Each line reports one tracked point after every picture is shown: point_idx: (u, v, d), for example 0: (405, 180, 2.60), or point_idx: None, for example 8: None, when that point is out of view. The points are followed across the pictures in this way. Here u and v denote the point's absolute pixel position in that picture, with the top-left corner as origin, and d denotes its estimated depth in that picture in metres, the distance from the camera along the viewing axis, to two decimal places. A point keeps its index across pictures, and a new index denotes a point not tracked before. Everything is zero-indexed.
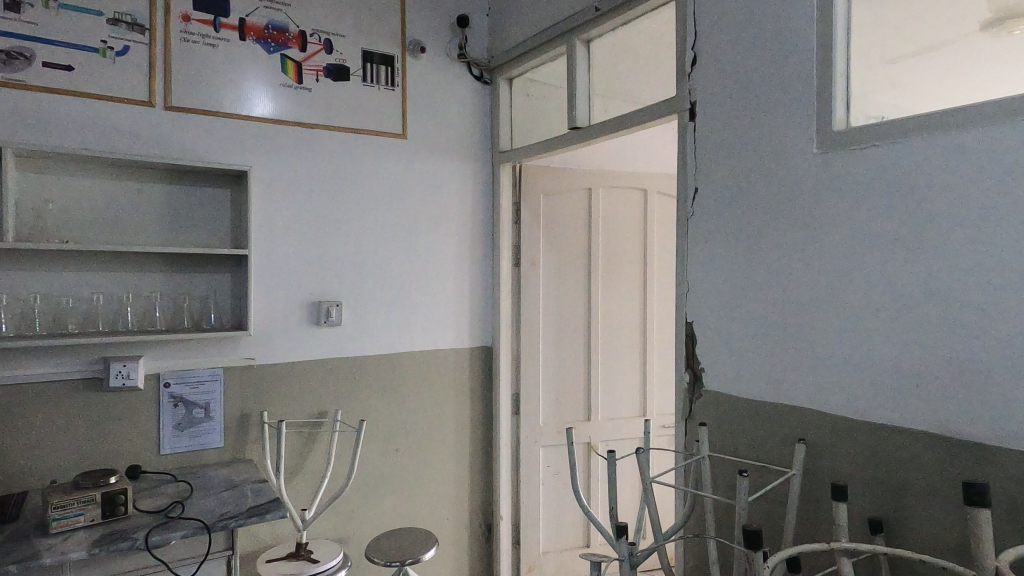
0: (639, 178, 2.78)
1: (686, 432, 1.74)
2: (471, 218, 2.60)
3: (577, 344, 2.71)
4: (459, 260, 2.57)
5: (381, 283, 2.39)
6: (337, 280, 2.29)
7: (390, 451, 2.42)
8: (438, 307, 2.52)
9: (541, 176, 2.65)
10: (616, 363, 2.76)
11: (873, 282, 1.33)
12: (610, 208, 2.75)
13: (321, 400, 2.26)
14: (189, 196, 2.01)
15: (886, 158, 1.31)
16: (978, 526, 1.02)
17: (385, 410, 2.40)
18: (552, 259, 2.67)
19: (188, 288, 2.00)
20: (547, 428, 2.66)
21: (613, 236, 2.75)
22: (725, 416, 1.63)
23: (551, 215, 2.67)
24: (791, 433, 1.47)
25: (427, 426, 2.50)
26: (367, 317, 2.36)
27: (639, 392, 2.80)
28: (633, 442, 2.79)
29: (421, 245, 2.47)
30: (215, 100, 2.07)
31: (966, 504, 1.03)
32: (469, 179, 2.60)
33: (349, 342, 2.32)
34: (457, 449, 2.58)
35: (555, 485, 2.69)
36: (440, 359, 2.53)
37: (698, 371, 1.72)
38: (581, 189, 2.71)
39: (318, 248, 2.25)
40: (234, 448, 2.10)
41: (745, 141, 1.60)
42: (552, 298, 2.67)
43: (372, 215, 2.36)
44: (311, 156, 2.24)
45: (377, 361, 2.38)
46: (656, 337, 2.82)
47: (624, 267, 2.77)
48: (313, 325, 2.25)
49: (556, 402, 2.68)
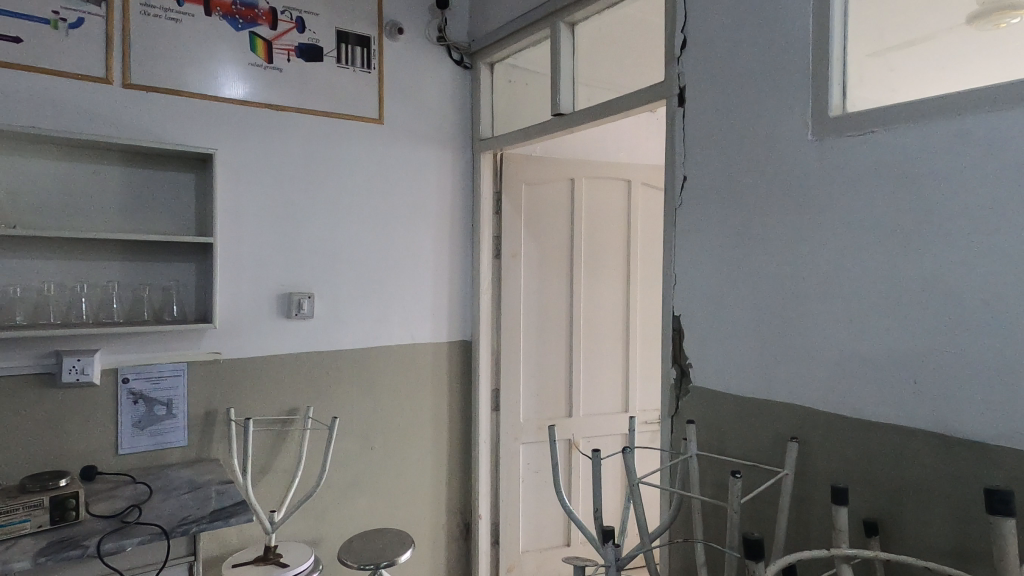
0: (623, 169, 2.71)
1: (672, 430, 1.68)
2: (451, 207, 2.51)
3: (559, 338, 2.64)
4: (437, 251, 2.48)
5: (356, 273, 2.29)
6: (309, 270, 2.19)
7: (365, 449, 2.33)
8: (416, 300, 2.43)
9: (523, 165, 2.56)
10: (598, 357, 2.69)
11: (871, 274, 1.28)
12: (593, 199, 2.68)
13: (292, 396, 2.16)
14: (149, 179, 1.89)
15: (884, 145, 1.26)
16: (1002, 535, 0.96)
17: (359, 407, 2.31)
18: (534, 251, 2.60)
19: (147, 277, 1.89)
20: (528, 425, 2.59)
21: (596, 228, 2.69)
22: (714, 414, 1.58)
23: (533, 206, 2.59)
24: (782, 431, 1.42)
25: (404, 424, 2.41)
26: (341, 310, 2.26)
27: (622, 388, 2.74)
28: (616, 439, 2.73)
29: (398, 235, 2.38)
30: (178, 78, 1.95)
31: (988, 512, 0.98)
32: (448, 167, 2.50)
33: (322, 336, 2.23)
34: (434, 447, 2.50)
35: (536, 484, 2.63)
36: (418, 354, 2.44)
37: (686, 366, 1.66)
38: (564, 179, 2.64)
39: (289, 238, 2.15)
40: (198, 447, 1.99)
41: (737, 128, 1.54)
42: (534, 291, 2.60)
43: (346, 203, 2.26)
44: (282, 141, 2.13)
45: (352, 355, 2.29)
46: (640, 332, 2.76)
47: (608, 260, 2.71)
48: (283, 318, 2.14)
49: (537, 398, 2.61)
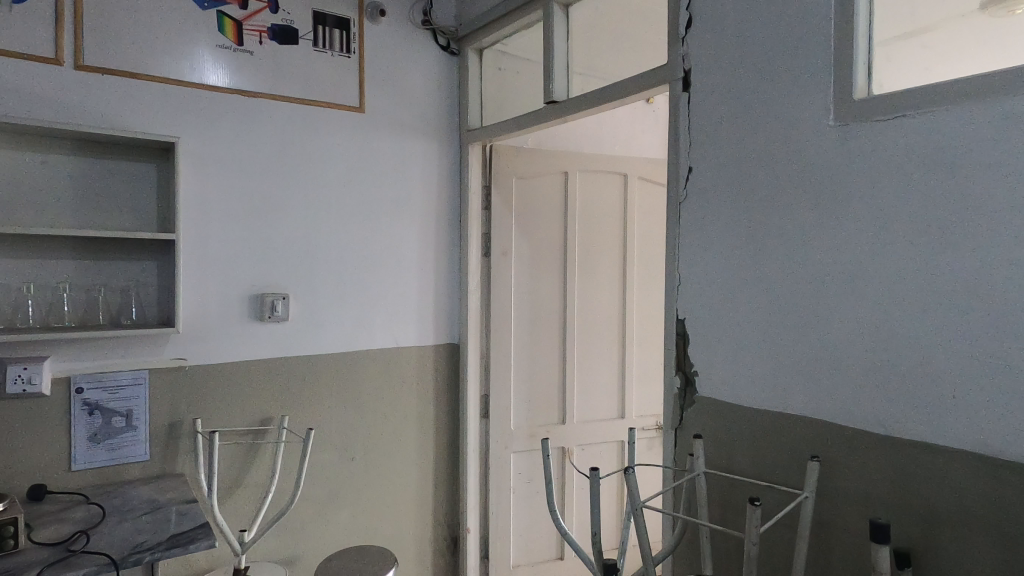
0: (619, 162, 2.57)
1: (676, 444, 1.54)
2: (437, 202, 2.36)
3: (551, 340, 2.50)
4: (422, 249, 2.33)
5: (335, 272, 2.14)
6: (284, 269, 2.04)
7: (345, 460, 2.18)
8: (400, 301, 2.29)
9: (513, 158, 2.42)
10: (593, 361, 2.56)
11: (901, 274, 1.14)
12: (587, 194, 2.54)
13: (266, 405, 2.01)
14: (105, 170, 1.73)
15: (917, 130, 1.12)
16: None
17: (339, 415, 2.16)
18: (525, 248, 2.45)
19: (103, 277, 1.73)
20: (519, 433, 2.45)
21: (591, 225, 2.55)
22: (723, 427, 1.44)
23: (524, 200, 2.45)
24: (800, 447, 1.29)
25: (387, 433, 2.27)
26: (319, 312, 2.11)
27: (618, 393, 2.60)
28: (611, 446, 2.60)
29: (380, 231, 2.23)
30: (138, 60, 1.78)
31: None
32: (434, 159, 2.35)
33: (298, 339, 2.07)
34: (420, 457, 2.35)
35: (527, 494, 2.49)
36: (402, 358, 2.29)
37: (691, 375, 1.52)
38: (557, 172, 2.49)
39: (262, 235, 1.99)
40: (161, 461, 1.83)
41: (749, 113, 1.40)
42: (525, 291, 2.46)
43: (324, 197, 2.11)
44: (253, 130, 1.97)
45: (330, 359, 2.14)
46: (637, 334, 2.63)
47: (603, 258, 2.57)
48: (256, 321, 1.99)
49: (528, 404, 2.47)
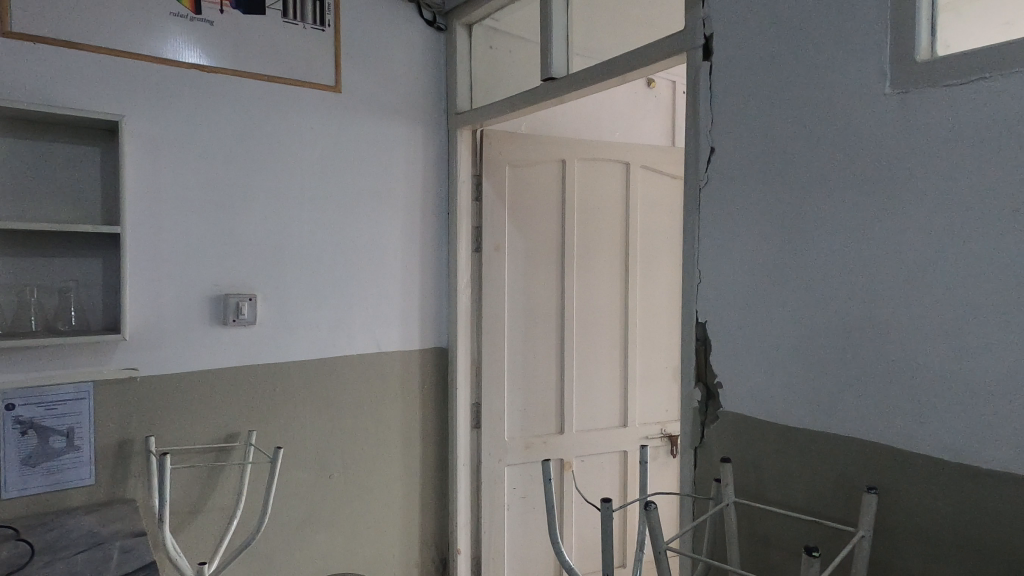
0: (621, 150, 2.38)
1: (697, 465, 1.35)
2: (423, 193, 2.15)
3: (548, 343, 2.30)
4: (407, 243, 2.12)
5: (308, 270, 1.92)
6: (250, 266, 1.82)
7: (322, 478, 1.97)
8: (382, 301, 2.07)
9: (506, 144, 2.21)
10: (593, 364, 2.36)
11: (976, 270, 0.95)
12: (586, 184, 2.34)
13: (231, 419, 1.79)
14: (38, 153, 1.51)
15: (996, 95, 0.92)
16: None
17: (315, 428, 1.95)
18: (519, 243, 2.25)
19: (37, 277, 1.50)
20: (513, 444, 2.24)
21: (590, 217, 2.35)
22: (753, 447, 1.25)
23: (518, 191, 2.24)
24: (848, 473, 1.10)
25: (369, 447, 2.06)
26: (291, 315, 1.90)
27: (620, 400, 2.41)
28: (613, 458, 2.41)
29: (360, 225, 2.01)
30: (77, 28, 1.56)
31: None
32: (419, 145, 2.14)
33: (268, 345, 1.86)
34: (405, 473, 2.14)
35: (523, 512, 2.28)
36: (384, 364, 2.08)
37: (714, 387, 1.33)
38: (553, 160, 2.29)
39: (224, 229, 1.78)
40: (109, 485, 1.62)
41: (785, 82, 1.20)
42: (519, 290, 2.25)
43: (295, 188, 1.89)
44: (213, 111, 1.75)
45: (304, 366, 1.92)
46: (640, 336, 2.43)
47: (603, 254, 2.37)
48: (218, 325, 1.77)
49: (523, 413, 2.26)
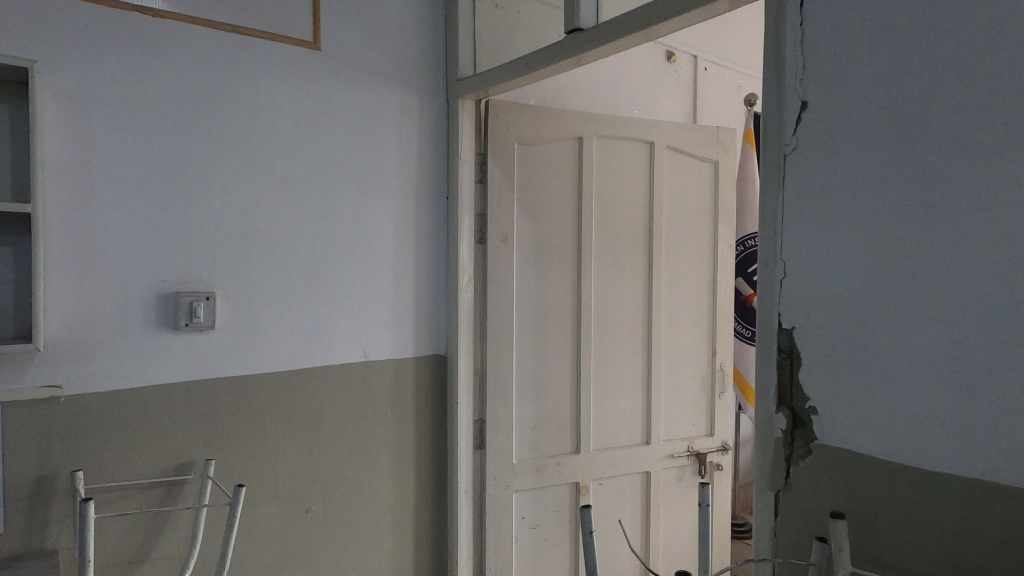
0: (644, 126, 2.07)
1: (780, 514, 1.06)
2: (417, 173, 1.82)
3: (562, 349, 1.99)
4: (398, 232, 1.79)
5: (280, 263, 1.59)
6: (206, 258, 1.49)
7: (299, 512, 1.65)
8: (370, 301, 1.75)
9: (515, 117, 1.90)
10: (613, 373, 2.05)
11: None
12: (606, 165, 2.03)
13: (184, 446, 1.46)
14: None
15: None
16: None
17: (288, 454, 1.62)
18: (529, 233, 1.94)
19: None
20: (523, 467, 1.93)
21: (610, 204, 2.04)
22: (862, 495, 0.96)
23: (528, 173, 1.93)
24: (1014, 539, 0.81)
25: (354, 475, 1.73)
26: (259, 318, 1.57)
27: (642, 414, 2.11)
28: (635, 480, 2.10)
29: (342, 211, 1.69)
30: None
31: None
32: (414, 116, 1.81)
33: (229, 355, 1.53)
34: (396, 504, 1.82)
35: (534, 545, 1.97)
36: (373, 376, 1.76)
37: (803, 413, 1.03)
38: (568, 138, 1.98)
39: (175, 213, 1.44)
40: (24, 534, 1.28)
41: (915, 14, 0.91)
42: (529, 288, 1.94)
43: (264, 165, 1.56)
44: (159, 67, 1.41)
45: (274, 380, 1.59)
46: (664, 340, 2.13)
47: (624, 247, 2.06)
48: (167, 330, 1.44)
49: (534, 431, 1.95)
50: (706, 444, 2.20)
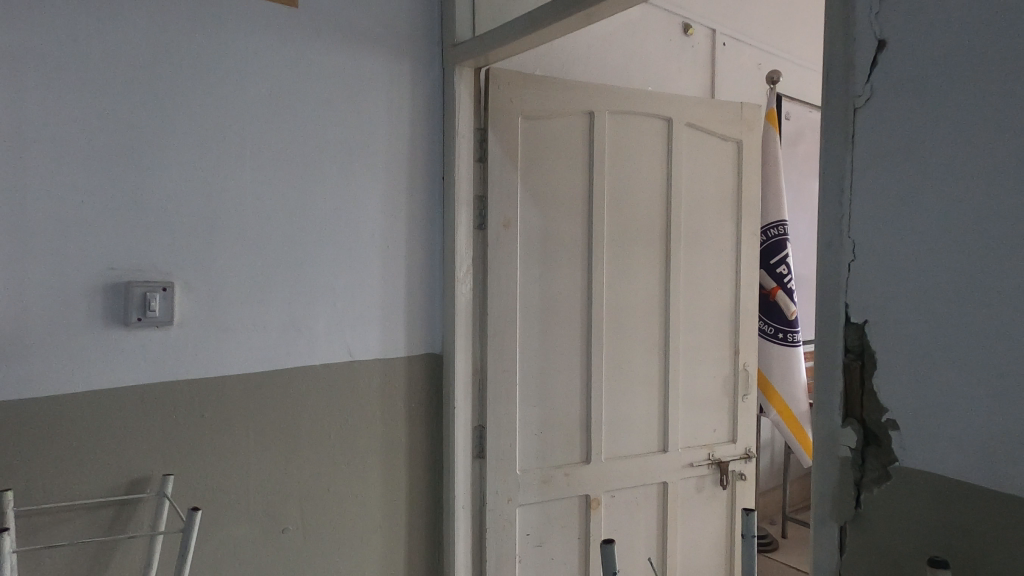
0: (662, 101, 1.87)
1: (846, 550, 0.86)
2: (409, 150, 1.63)
3: (571, 347, 1.79)
4: (388, 215, 1.60)
5: (252, 249, 1.40)
6: (164, 243, 1.29)
7: (275, 532, 1.45)
8: (356, 293, 1.55)
9: (518, 88, 1.70)
10: (627, 373, 1.86)
11: None
12: (619, 143, 1.83)
13: (138, 459, 1.27)
14: None
15: None
16: None
17: (262, 467, 1.43)
18: (535, 219, 1.74)
19: None
20: (527, 478, 1.74)
21: (624, 186, 1.84)
22: (957, 535, 0.76)
23: (533, 151, 1.73)
24: None
25: (337, 489, 1.54)
26: (226, 312, 1.37)
27: (658, 419, 1.91)
28: (651, 492, 1.91)
29: (323, 191, 1.49)
30: None
31: None
32: (405, 85, 1.61)
33: (193, 354, 1.33)
34: (385, 520, 1.63)
35: (540, 564, 1.77)
36: (359, 378, 1.56)
37: (878, 428, 0.83)
38: (578, 113, 1.78)
39: (126, 191, 1.25)
40: None
41: None
42: (534, 279, 1.74)
43: (233, 137, 1.37)
44: (106, 21, 1.22)
45: (245, 382, 1.40)
46: (683, 338, 1.94)
47: (639, 235, 1.86)
48: (118, 326, 1.25)
49: (540, 438, 1.76)
50: (728, 451, 2.01)
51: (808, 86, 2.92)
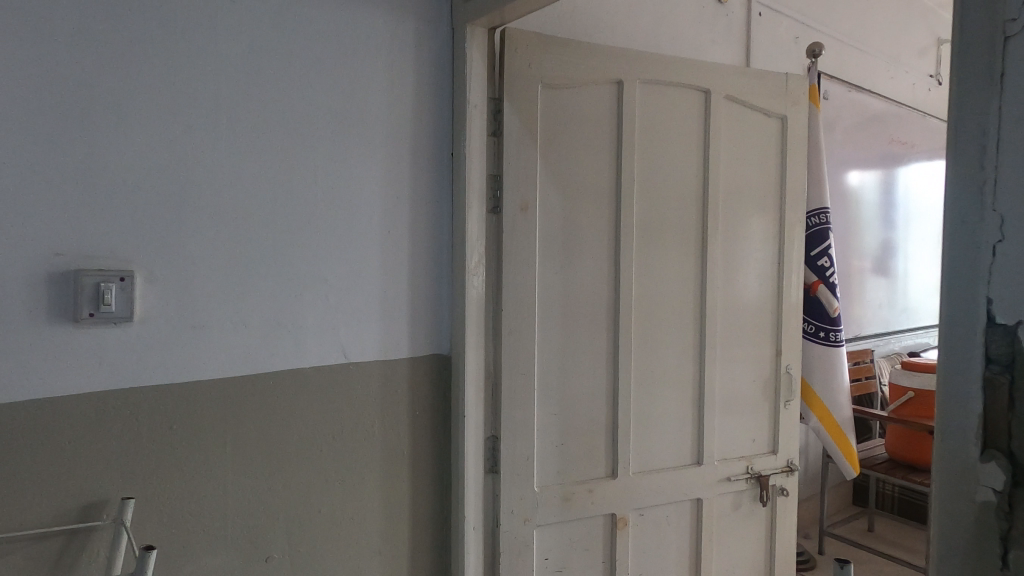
0: (698, 70, 1.66)
1: None
2: (413, 122, 1.42)
3: (596, 347, 1.59)
4: (389, 196, 1.39)
5: (230, 234, 1.20)
6: (123, 226, 1.10)
7: (258, 561, 1.26)
8: (352, 286, 1.35)
9: (538, 52, 1.49)
10: (657, 377, 1.65)
11: None
12: (650, 117, 1.62)
13: (93, 479, 1.08)
14: None
15: None
16: None
17: (242, 487, 1.23)
18: (556, 202, 1.53)
19: None
20: (546, 496, 1.54)
21: (655, 166, 1.63)
22: None
23: (554, 125, 1.52)
24: None
25: (331, 511, 1.34)
26: (200, 306, 1.17)
27: (692, 429, 1.71)
28: (684, 509, 1.70)
29: (313, 167, 1.29)
30: None
31: None
32: (407, 47, 1.40)
33: (158, 357, 1.14)
34: (386, 545, 1.43)
35: None
36: (357, 383, 1.37)
37: None
38: (605, 82, 1.56)
39: (76, 162, 1.05)
40: None
41: None
42: (555, 270, 1.54)
43: (205, 102, 1.17)
44: None
45: (222, 389, 1.20)
46: (720, 338, 1.73)
47: (672, 221, 1.66)
48: (67, 323, 1.05)
49: (560, 450, 1.56)
50: (768, 464, 1.81)
51: (846, 63, 2.69)
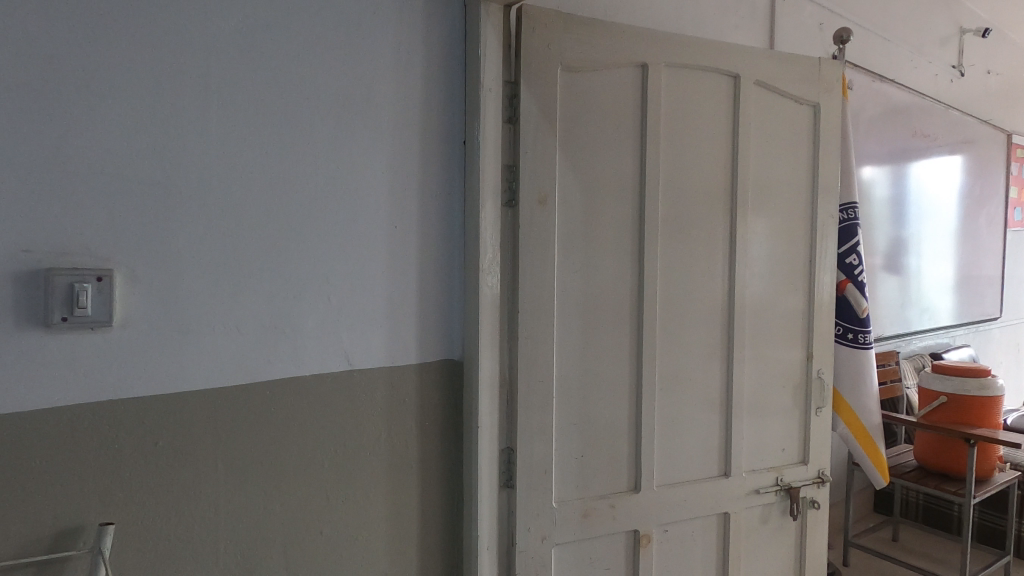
0: (727, 53, 1.55)
1: None
2: (422, 108, 1.30)
3: (619, 352, 1.47)
4: (395, 188, 1.28)
5: (221, 229, 1.09)
6: (101, 220, 0.98)
7: None
8: (356, 286, 1.24)
9: (557, 32, 1.37)
10: (682, 384, 1.54)
11: None
12: (676, 104, 1.50)
13: (67, 503, 0.97)
14: None
15: None
16: None
17: (235, 508, 1.12)
18: (576, 196, 1.42)
19: None
20: (565, 512, 1.42)
21: (681, 157, 1.51)
22: None
23: (574, 112, 1.41)
24: None
25: (333, 532, 1.23)
26: (187, 309, 1.06)
27: (719, 438, 1.59)
28: (710, 524, 1.59)
29: (313, 156, 1.18)
30: None
31: None
32: (416, 26, 1.29)
33: (141, 365, 1.02)
34: (393, 567, 1.31)
35: None
36: (361, 392, 1.25)
37: None
38: (628, 65, 1.45)
39: (46, 149, 0.94)
40: None
41: None
42: (575, 269, 1.42)
43: (192, 83, 1.05)
44: None
45: (212, 400, 1.09)
46: (749, 341, 1.62)
47: (699, 216, 1.54)
48: (37, 329, 0.94)
49: (580, 463, 1.44)
50: (798, 474, 1.70)
51: (869, 52, 2.58)
